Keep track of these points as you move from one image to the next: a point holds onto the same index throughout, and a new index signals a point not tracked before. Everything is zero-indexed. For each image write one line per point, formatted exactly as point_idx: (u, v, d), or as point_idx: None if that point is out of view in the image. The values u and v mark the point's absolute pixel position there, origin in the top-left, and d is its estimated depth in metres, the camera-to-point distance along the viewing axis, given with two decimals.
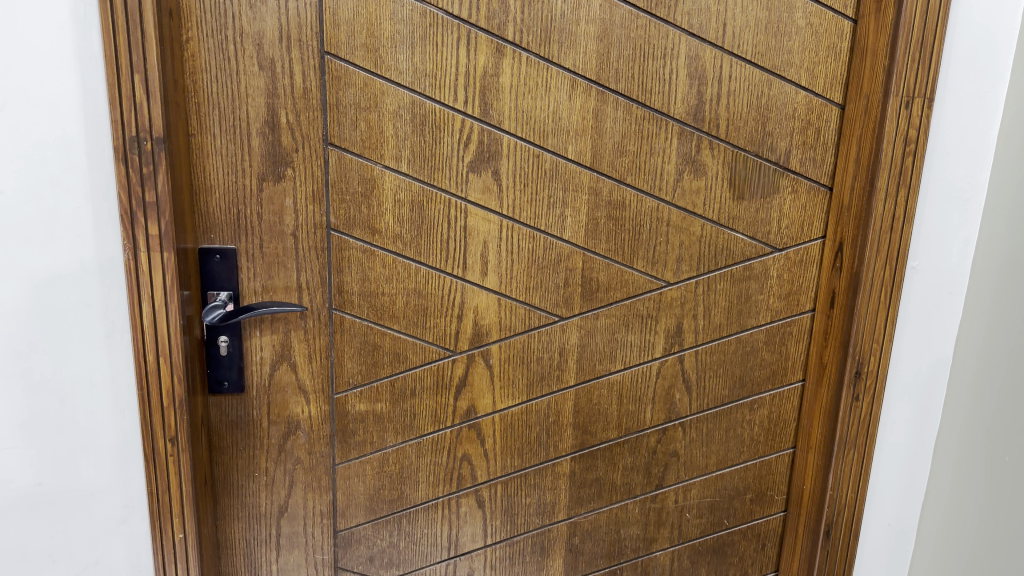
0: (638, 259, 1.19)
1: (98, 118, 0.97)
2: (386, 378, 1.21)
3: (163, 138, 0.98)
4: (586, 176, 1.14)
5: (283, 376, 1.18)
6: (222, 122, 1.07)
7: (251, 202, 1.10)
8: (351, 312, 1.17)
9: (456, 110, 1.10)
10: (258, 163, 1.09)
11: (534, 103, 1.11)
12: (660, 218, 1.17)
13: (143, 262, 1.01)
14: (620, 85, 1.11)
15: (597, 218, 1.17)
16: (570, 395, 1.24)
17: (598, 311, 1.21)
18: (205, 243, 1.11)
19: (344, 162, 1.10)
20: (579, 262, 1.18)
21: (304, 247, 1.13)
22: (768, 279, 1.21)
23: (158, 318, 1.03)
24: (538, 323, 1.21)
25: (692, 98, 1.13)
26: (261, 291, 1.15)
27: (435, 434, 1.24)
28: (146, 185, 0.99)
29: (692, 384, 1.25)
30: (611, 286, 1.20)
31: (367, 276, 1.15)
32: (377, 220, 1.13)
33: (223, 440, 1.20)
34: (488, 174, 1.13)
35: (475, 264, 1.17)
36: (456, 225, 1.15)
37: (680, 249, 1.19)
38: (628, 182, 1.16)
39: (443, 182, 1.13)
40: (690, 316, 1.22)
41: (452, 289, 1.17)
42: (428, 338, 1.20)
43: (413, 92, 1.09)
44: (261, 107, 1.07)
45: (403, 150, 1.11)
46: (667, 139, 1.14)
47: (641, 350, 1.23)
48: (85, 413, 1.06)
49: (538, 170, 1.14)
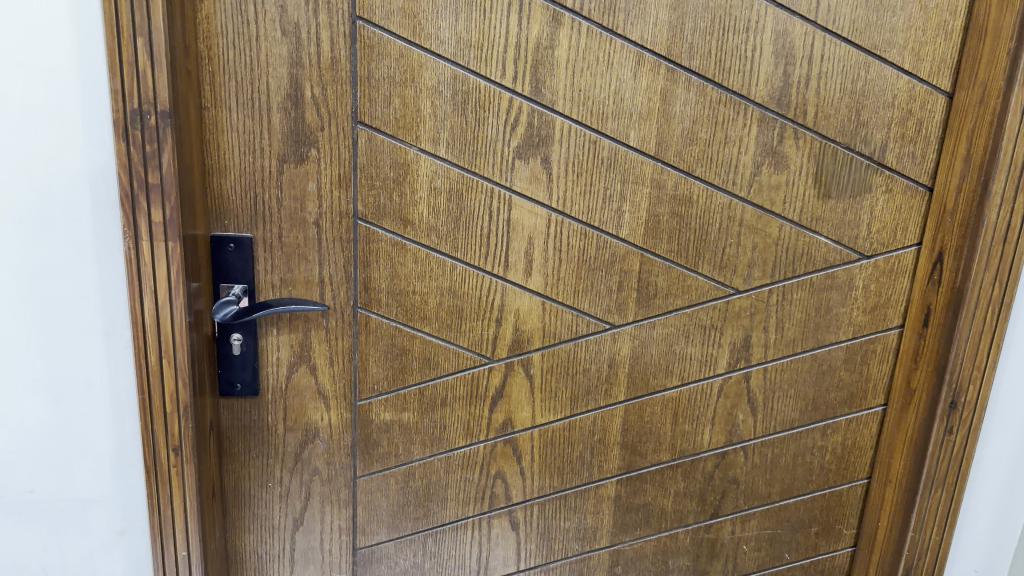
0: (704, 263, 1.05)
1: (97, 87, 0.84)
2: (415, 386, 1.09)
3: (169, 112, 0.84)
4: (649, 166, 1.00)
5: (301, 379, 1.07)
6: (239, 94, 0.94)
7: (270, 186, 0.98)
8: (378, 311, 1.05)
9: (503, 88, 0.96)
10: (279, 141, 0.96)
11: (594, 81, 0.97)
12: (731, 216, 1.03)
13: (146, 251, 0.88)
14: (694, 63, 0.96)
15: (659, 215, 1.02)
16: (619, 412, 1.10)
17: (655, 320, 1.07)
18: (218, 230, 0.99)
19: (374, 144, 0.97)
20: (636, 263, 1.04)
21: (327, 238, 1.01)
22: (851, 290, 1.06)
23: (162, 315, 0.91)
24: (586, 331, 1.07)
25: (775, 80, 0.97)
26: (279, 285, 1.03)
27: (467, 448, 1.12)
28: (149, 165, 0.86)
29: (757, 406, 1.11)
30: (672, 292, 1.06)
31: (396, 272, 1.03)
32: (409, 210, 1.00)
33: (235, 446, 1.09)
34: (536, 161, 0.99)
35: (518, 262, 1.04)
36: (498, 218, 1.02)
37: (752, 252, 1.04)
38: (696, 175, 1.01)
39: (486, 170, 0.99)
40: (760, 329, 1.08)
41: (491, 290, 1.05)
42: (462, 343, 1.07)
43: (456, 65, 0.95)
44: (282, 79, 0.94)
45: (441, 131, 0.97)
46: (745, 126, 0.99)
47: (703, 365, 1.09)
48: (81, 417, 0.96)
49: (594, 159, 1.00)
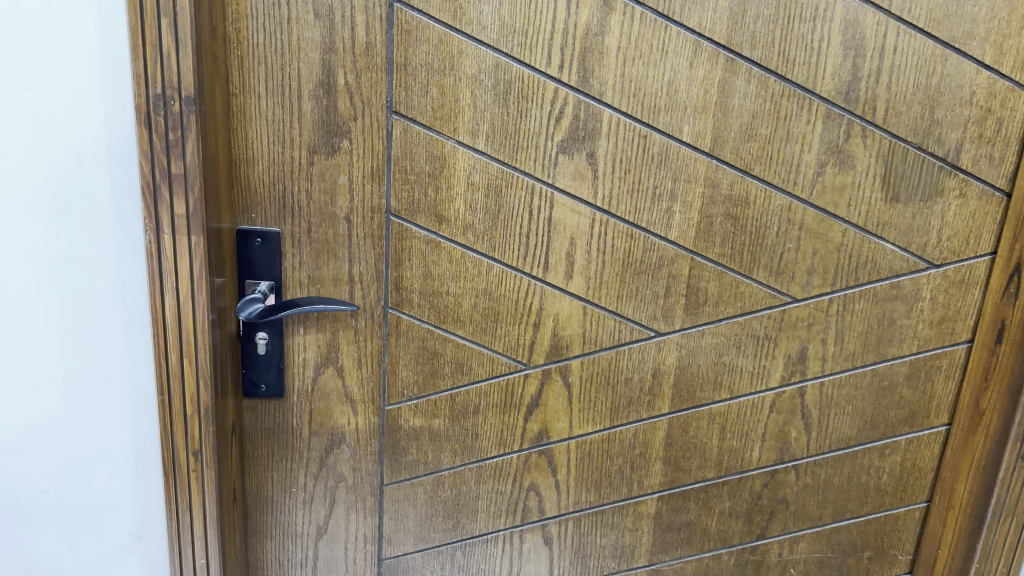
0: (759, 268, 0.98)
1: (119, 71, 0.79)
2: (446, 391, 1.03)
3: (194, 98, 0.79)
4: (702, 164, 0.93)
5: (328, 382, 1.02)
6: (268, 81, 0.89)
7: (299, 179, 0.93)
8: (409, 312, 0.99)
9: (548, 77, 0.90)
10: (309, 131, 0.91)
11: (646, 71, 0.90)
12: (790, 219, 0.95)
13: (167, 245, 0.84)
14: (755, 53, 0.89)
15: (712, 216, 0.96)
16: (662, 425, 1.04)
17: (704, 328, 1.00)
18: (245, 223, 0.94)
19: (409, 135, 0.92)
20: (685, 268, 0.98)
21: (358, 234, 0.95)
22: (917, 301, 0.99)
23: (183, 312, 0.86)
24: (629, 338, 1.01)
25: (843, 73, 0.90)
26: (306, 282, 0.98)
27: (500, 458, 1.06)
28: (172, 154, 0.81)
29: (811, 422, 1.04)
30: (723, 299, 0.99)
31: (430, 271, 0.97)
32: (445, 206, 0.95)
33: (259, 450, 1.05)
34: (581, 156, 0.93)
35: (559, 264, 0.98)
36: (539, 216, 0.95)
37: (812, 258, 0.97)
38: (753, 174, 0.94)
39: (526, 165, 0.93)
40: (818, 341, 1.01)
41: (529, 292, 0.99)
42: (497, 348, 1.01)
43: (498, 52, 0.89)
44: (314, 65, 0.89)
45: (481, 123, 0.91)
46: (808, 123, 0.92)
47: (755, 378, 1.02)
48: (99, 417, 0.92)
49: (643, 155, 0.93)
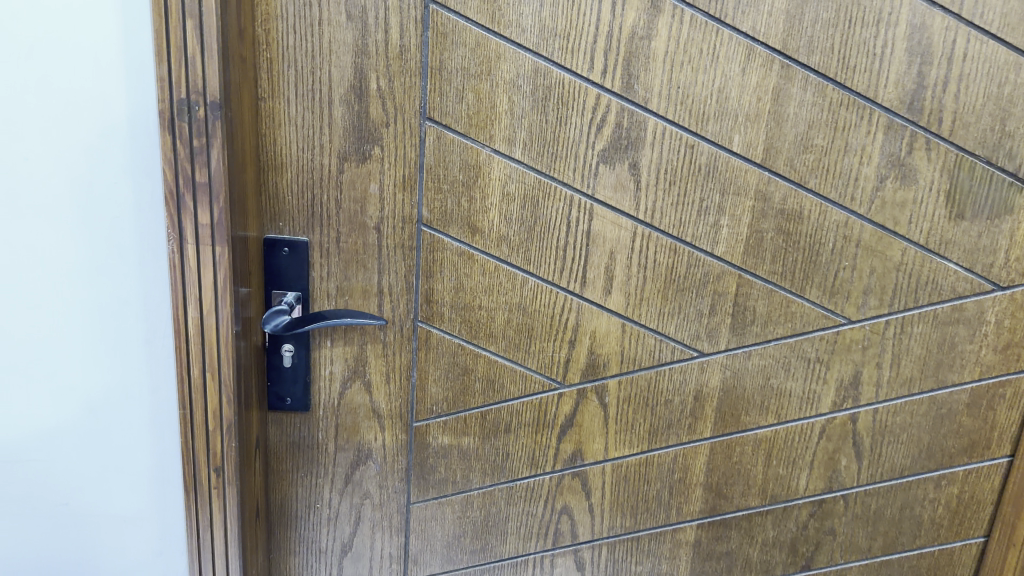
0: (811, 287, 0.93)
1: (143, 74, 0.77)
2: (476, 409, 0.99)
3: (220, 104, 0.76)
4: (753, 176, 0.88)
5: (355, 396, 0.98)
6: (298, 85, 0.85)
7: (329, 187, 0.89)
8: (440, 326, 0.95)
9: (591, 83, 0.85)
10: (339, 137, 0.87)
11: (695, 77, 0.85)
12: (847, 235, 0.90)
13: (191, 256, 0.81)
14: (812, 59, 0.84)
15: (762, 231, 0.90)
16: (704, 449, 1.00)
17: (751, 349, 0.95)
18: (272, 232, 0.91)
19: (443, 142, 0.88)
20: (732, 285, 0.93)
21: (388, 244, 0.92)
22: (981, 325, 0.94)
23: (207, 325, 0.83)
24: (670, 358, 0.96)
25: (907, 81, 0.84)
26: (334, 294, 0.94)
27: (531, 479, 1.02)
28: (196, 162, 0.78)
29: (863, 450, 1.00)
30: (772, 319, 0.94)
31: (462, 284, 0.93)
32: (478, 216, 0.91)
33: (283, 464, 1.01)
34: (623, 167, 0.88)
35: (597, 279, 0.93)
36: (577, 229, 0.91)
37: (869, 278, 0.92)
38: (808, 188, 0.89)
39: (565, 175, 0.89)
40: (873, 365, 0.96)
41: (566, 308, 0.94)
42: (531, 366, 0.97)
43: (538, 56, 0.85)
44: (346, 68, 0.85)
45: (518, 130, 0.87)
46: (867, 134, 0.86)
47: (803, 404, 0.98)
48: (120, 429, 0.90)
49: (690, 166, 0.88)
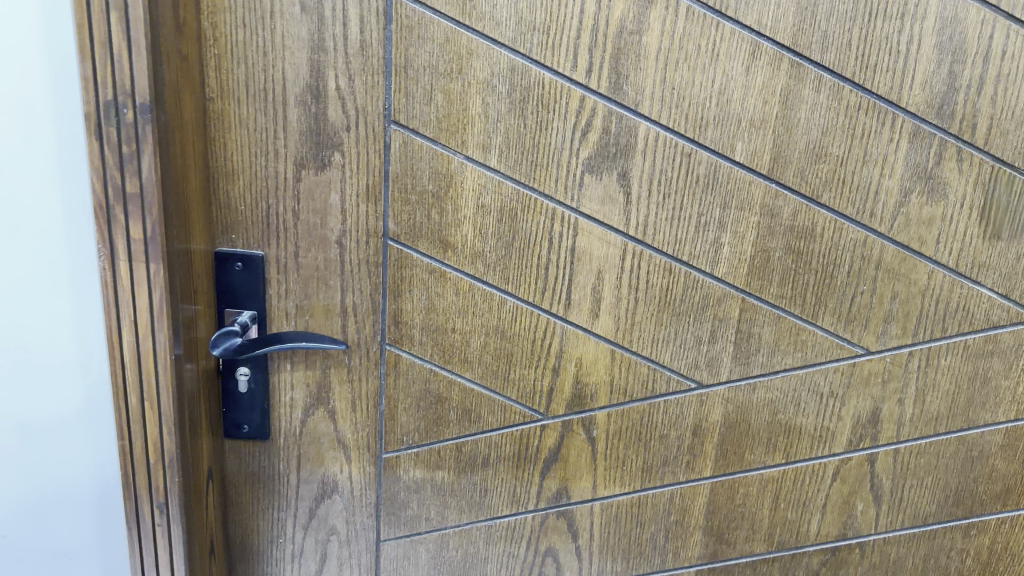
0: (825, 313, 0.82)
1: (67, 72, 0.69)
2: (451, 440, 0.90)
3: (150, 106, 0.68)
4: (758, 189, 0.78)
5: (318, 425, 0.90)
6: (249, 84, 0.77)
7: (285, 197, 0.81)
8: (410, 350, 0.87)
9: (575, 83, 0.76)
10: (295, 142, 0.79)
11: (692, 77, 0.75)
12: (866, 256, 0.80)
13: (124, 274, 0.73)
14: (826, 56, 0.74)
15: (769, 250, 0.80)
16: (703, 489, 0.90)
17: (757, 381, 0.85)
18: (224, 245, 0.82)
19: (410, 149, 0.79)
20: (735, 310, 0.82)
21: (352, 260, 0.83)
22: (1018, 359, 0.83)
23: (143, 348, 0.76)
24: (666, 389, 0.86)
25: (935, 82, 0.74)
26: (294, 313, 0.85)
27: (513, 518, 0.93)
28: (126, 171, 0.70)
29: (882, 494, 0.90)
30: (780, 348, 0.84)
31: (433, 304, 0.84)
32: (451, 231, 0.82)
33: (242, 496, 0.93)
34: (612, 177, 0.79)
35: (583, 301, 0.84)
36: (561, 244, 0.81)
37: (892, 304, 0.82)
38: (821, 202, 0.79)
39: (547, 186, 0.79)
40: (894, 401, 0.86)
41: (549, 333, 0.85)
42: (511, 395, 0.88)
43: (516, 53, 0.75)
44: (301, 65, 0.76)
45: (494, 135, 0.78)
46: (890, 141, 0.76)
47: (816, 442, 0.88)
48: (57, 459, 0.82)
49: (687, 177, 0.78)
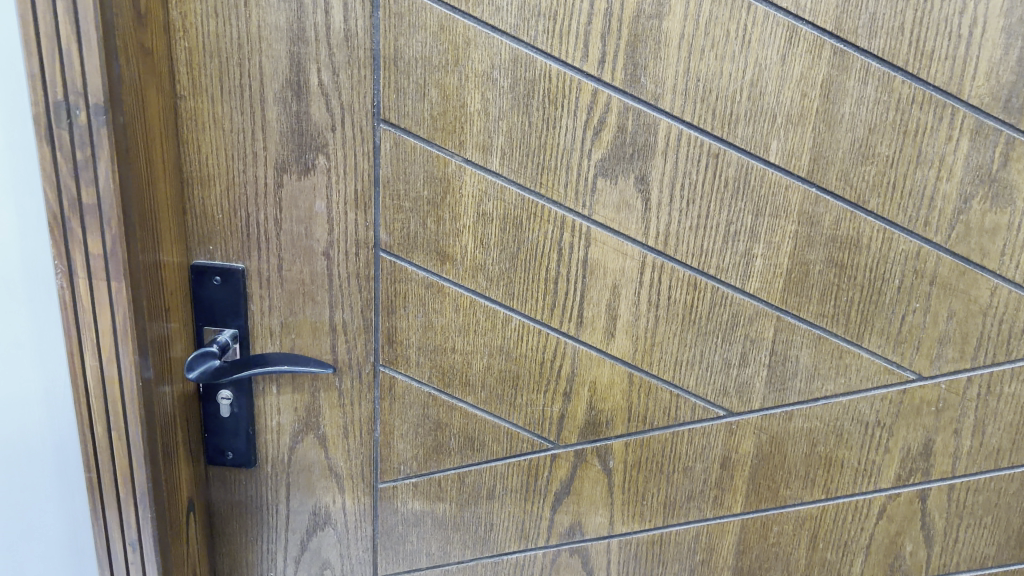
0: (871, 334, 0.73)
1: (15, 69, 0.62)
2: (453, 470, 0.82)
3: (105, 107, 0.61)
4: (795, 194, 0.69)
5: (308, 452, 0.82)
6: (223, 80, 0.69)
7: (266, 204, 0.73)
8: (406, 372, 0.79)
9: (586, 76, 0.67)
10: (275, 144, 0.71)
11: (719, 67, 0.66)
12: (918, 269, 0.70)
13: (83, 292, 0.66)
14: (874, 42, 0.64)
15: (808, 263, 0.71)
16: (732, 527, 0.81)
17: (792, 409, 0.76)
18: (201, 257, 0.75)
19: (403, 151, 0.71)
20: (769, 330, 0.73)
21: (340, 274, 0.75)
22: None
23: (108, 373, 0.69)
24: (690, 417, 0.77)
25: (1002, 70, 0.64)
26: (279, 331, 0.78)
27: (522, 554, 0.85)
28: (81, 179, 0.63)
29: (934, 534, 0.80)
30: (819, 372, 0.75)
31: (431, 322, 0.76)
32: (449, 242, 0.73)
33: (229, 527, 0.86)
34: (628, 182, 0.70)
35: (597, 320, 0.75)
36: (573, 257, 0.73)
37: (947, 323, 0.72)
38: (868, 209, 0.69)
39: (555, 192, 0.71)
40: (949, 432, 0.76)
41: (559, 354, 0.76)
42: (518, 422, 0.79)
43: (518, 42, 0.67)
44: (280, 59, 0.68)
45: (495, 135, 0.69)
46: (948, 139, 0.66)
47: (859, 477, 0.78)
48: (23, 492, 0.75)
49: (714, 181, 0.69)
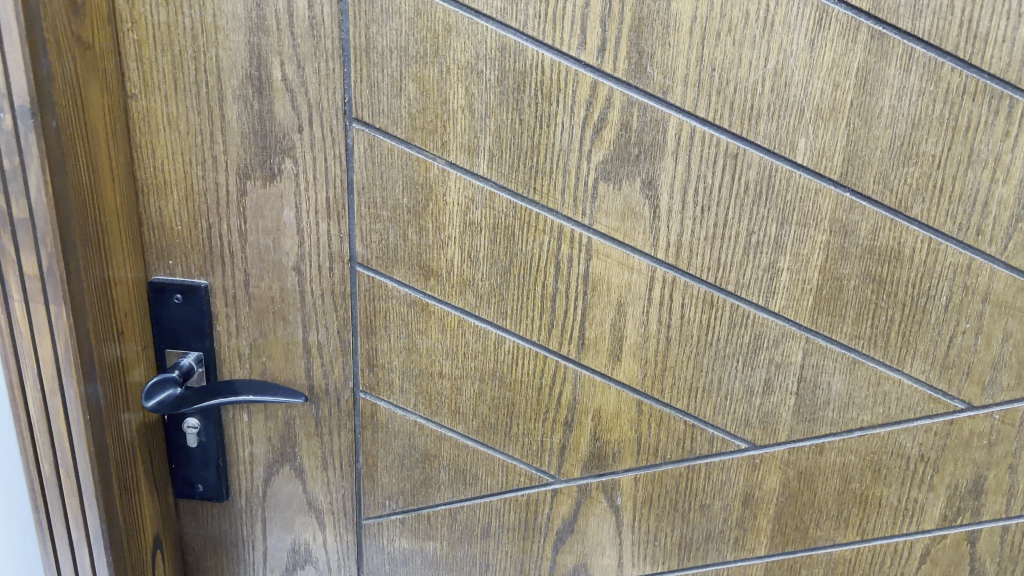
0: (915, 358, 0.64)
1: None
2: (444, 505, 0.74)
3: (32, 109, 0.53)
4: (826, 200, 0.60)
5: (284, 485, 0.75)
6: (176, 76, 0.62)
7: (229, 214, 0.65)
8: (388, 398, 0.71)
9: (584, 66, 0.59)
10: (237, 147, 0.63)
11: (737, 54, 0.57)
12: (969, 285, 0.61)
13: (21, 316, 0.59)
14: (920, 23, 0.55)
15: (841, 277, 0.62)
16: (756, 569, 0.73)
17: (824, 442, 0.67)
18: (161, 273, 0.68)
19: (378, 153, 0.63)
20: (796, 353, 0.64)
21: (313, 291, 0.67)
22: None
23: (52, 406, 0.62)
24: (707, 450, 0.69)
25: None
26: (249, 354, 0.70)
27: None
28: (11, 191, 0.56)
29: None
30: (854, 401, 0.66)
31: (415, 343, 0.68)
32: (433, 255, 0.65)
33: (203, 563, 0.79)
34: (634, 187, 0.61)
35: (602, 342, 0.66)
36: (572, 271, 0.64)
37: (1002, 346, 0.63)
38: (911, 216, 0.60)
39: (551, 198, 0.63)
40: (1002, 467, 0.67)
41: (559, 380, 0.68)
42: (514, 454, 0.71)
43: (506, 28, 0.58)
44: (238, 51, 0.60)
45: (482, 135, 0.61)
46: (1006, 136, 0.57)
47: (900, 517, 0.69)
48: None
49: (731, 185, 0.60)
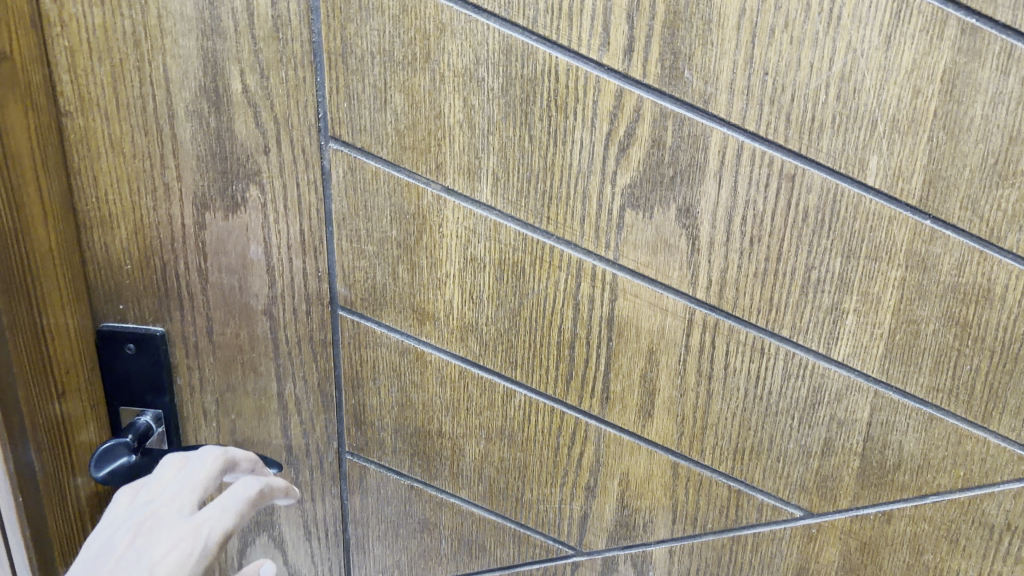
0: (1004, 413, 0.54)
1: None
2: None
3: None
4: (902, 229, 0.50)
5: None
6: (117, 89, 0.51)
7: (186, 250, 0.55)
8: (379, 461, 0.61)
9: (607, 71, 0.48)
10: (192, 172, 0.53)
11: (796, 55, 0.46)
12: None
13: None
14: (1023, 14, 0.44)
15: (918, 320, 0.52)
16: None
17: (892, 510, 0.57)
18: (111, 319, 0.57)
19: (361, 177, 0.52)
20: (861, 409, 0.54)
21: (288, 339, 0.57)
22: None
23: None
24: (754, 520, 0.59)
25: None
26: (216, 411, 0.60)
27: None
28: None
29: None
30: (931, 463, 0.55)
31: (408, 398, 0.58)
32: (428, 297, 0.55)
33: None
34: (668, 215, 0.51)
35: (629, 397, 0.56)
36: (594, 314, 0.54)
37: None
38: (1003, 248, 0.50)
39: (568, 230, 0.52)
40: None
41: (579, 440, 0.58)
42: (527, 522, 0.61)
43: (511, 27, 0.48)
44: (188, 59, 0.50)
45: (485, 154, 0.51)
46: None
47: None
48: None
49: (786, 212, 0.50)
